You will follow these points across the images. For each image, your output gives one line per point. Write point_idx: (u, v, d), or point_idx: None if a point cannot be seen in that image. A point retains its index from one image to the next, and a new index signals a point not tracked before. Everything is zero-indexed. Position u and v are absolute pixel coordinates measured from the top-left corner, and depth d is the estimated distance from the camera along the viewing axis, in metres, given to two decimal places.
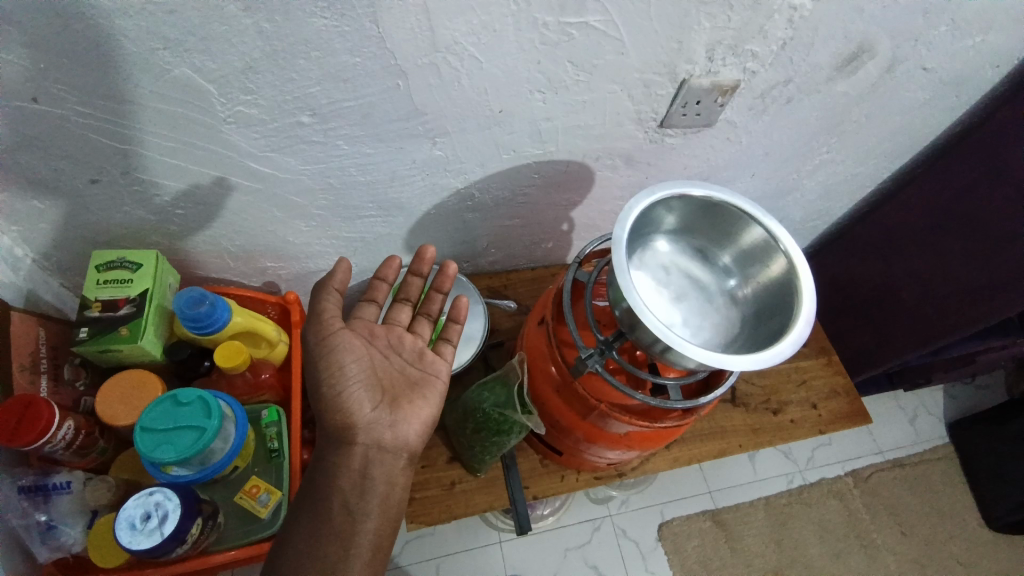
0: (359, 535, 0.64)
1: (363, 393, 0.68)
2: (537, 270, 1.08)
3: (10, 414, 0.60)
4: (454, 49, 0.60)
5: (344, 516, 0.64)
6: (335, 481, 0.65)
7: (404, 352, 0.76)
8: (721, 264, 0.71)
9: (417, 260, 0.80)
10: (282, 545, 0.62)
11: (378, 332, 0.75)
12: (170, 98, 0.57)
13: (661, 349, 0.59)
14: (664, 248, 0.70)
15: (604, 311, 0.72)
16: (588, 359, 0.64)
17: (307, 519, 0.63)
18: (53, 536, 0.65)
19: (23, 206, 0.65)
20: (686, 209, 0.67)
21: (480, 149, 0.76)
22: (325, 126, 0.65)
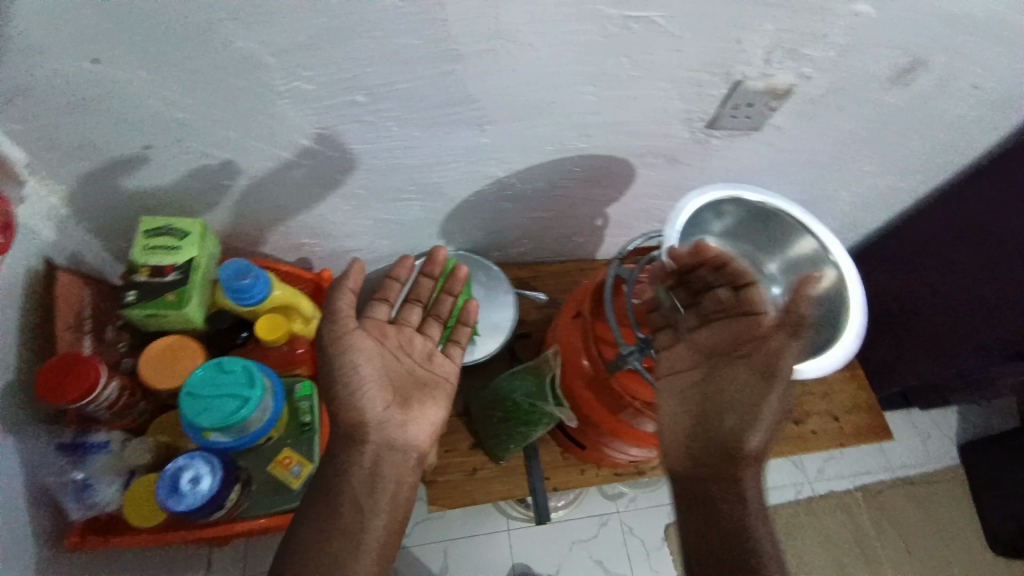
0: (367, 531, 0.64)
1: (375, 393, 0.67)
2: (566, 264, 1.08)
3: (56, 372, 0.59)
4: (514, 36, 0.59)
5: (353, 514, 0.64)
6: (345, 476, 0.65)
7: (413, 353, 0.74)
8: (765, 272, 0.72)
9: (429, 262, 0.78)
10: (291, 535, 0.62)
11: (391, 333, 0.72)
12: (229, 70, 0.57)
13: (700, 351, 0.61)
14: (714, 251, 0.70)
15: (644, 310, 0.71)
16: (628, 356, 0.64)
17: (316, 513, 0.63)
18: (87, 494, 0.67)
19: (75, 167, 0.66)
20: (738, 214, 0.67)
21: (525, 140, 0.75)
22: (376, 108, 0.65)
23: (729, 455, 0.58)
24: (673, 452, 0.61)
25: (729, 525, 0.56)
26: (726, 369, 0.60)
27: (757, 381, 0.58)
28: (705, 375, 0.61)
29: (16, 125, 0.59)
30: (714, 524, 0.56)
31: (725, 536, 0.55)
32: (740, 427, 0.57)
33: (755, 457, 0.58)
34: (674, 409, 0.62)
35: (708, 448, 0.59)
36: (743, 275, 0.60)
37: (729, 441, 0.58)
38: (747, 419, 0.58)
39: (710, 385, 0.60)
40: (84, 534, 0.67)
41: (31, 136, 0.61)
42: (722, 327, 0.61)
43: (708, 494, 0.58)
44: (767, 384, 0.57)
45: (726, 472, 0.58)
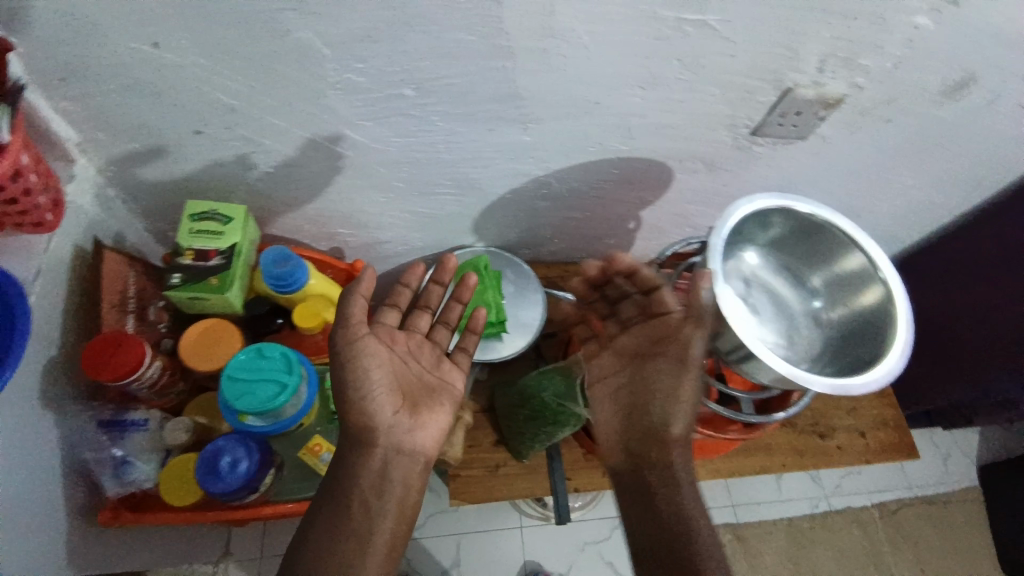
0: (377, 534, 0.63)
1: (385, 397, 0.66)
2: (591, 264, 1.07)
3: (102, 349, 0.61)
4: (567, 36, 0.59)
5: (361, 515, 0.63)
6: (354, 480, 0.64)
7: (421, 359, 0.73)
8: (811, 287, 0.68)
9: (439, 269, 0.75)
10: (302, 535, 0.61)
11: (399, 339, 0.71)
12: (284, 59, 0.57)
13: (737, 357, 0.61)
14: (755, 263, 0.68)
15: None
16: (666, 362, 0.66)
17: (328, 515, 0.62)
18: (124, 472, 0.67)
19: (125, 148, 0.67)
20: (786, 225, 0.64)
21: (566, 140, 0.75)
22: (423, 102, 0.65)
23: (657, 442, 0.64)
24: (612, 449, 0.67)
25: (666, 505, 0.62)
26: (649, 368, 0.65)
27: (672, 372, 0.63)
28: (631, 375, 0.67)
29: (73, 104, 0.60)
30: (653, 508, 0.62)
31: (664, 516, 0.61)
32: (664, 415, 0.63)
33: (682, 439, 0.63)
34: (610, 410, 0.68)
35: (639, 440, 0.65)
36: (646, 282, 0.66)
37: (657, 430, 0.64)
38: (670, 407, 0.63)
39: (635, 384, 0.66)
40: (117, 511, 0.68)
41: (87, 115, 0.62)
42: (639, 331, 0.67)
43: (648, 484, 0.63)
44: (680, 372, 0.63)
45: (657, 456, 0.64)
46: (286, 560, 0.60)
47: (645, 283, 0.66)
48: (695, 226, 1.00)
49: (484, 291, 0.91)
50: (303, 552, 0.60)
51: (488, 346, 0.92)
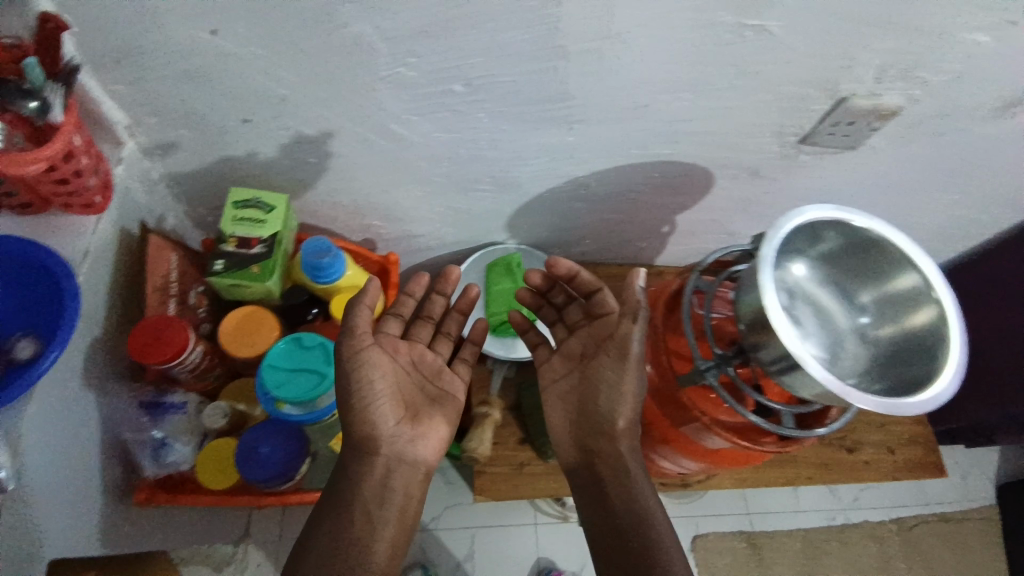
0: (377, 540, 0.63)
1: (387, 406, 0.66)
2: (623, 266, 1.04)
3: (149, 332, 0.62)
4: (624, 37, 0.58)
5: (364, 521, 0.63)
6: (357, 487, 0.64)
7: (423, 369, 0.72)
8: (860, 302, 0.66)
9: (443, 281, 0.74)
10: (306, 538, 0.61)
11: (402, 347, 0.71)
12: (338, 51, 0.57)
13: (778, 369, 0.59)
14: (801, 275, 0.67)
15: (724, 324, 0.69)
16: (706, 372, 0.63)
17: (330, 520, 0.62)
18: (162, 453, 0.68)
19: (172, 133, 0.67)
20: (839, 238, 0.63)
21: (610, 142, 0.74)
22: (471, 98, 0.64)
23: (606, 435, 0.70)
24: (566, 447, 0.74)
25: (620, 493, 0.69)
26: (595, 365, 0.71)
27: (615, 366, 0.69)
28: (581, 375, 0.73)
29: (126, 88, 0.61)
30: (608, 497, 0.69)
31: (615, 504, 0.68)
32: (611, 409, 0.69)
33: (628, 431, 0.69)
34: (562, 409, 0.74)
35: (588, 434, 0.72)
36: (586, 286, 0.74)
37: (607, 424, 0.70)
38: (616, 399, 0.69)
39: (583, 382, 0.73)
40: (153, 491, 0.68)
41: (138, 99, 0.62)
42: (586, 333, 0.75)
43: (599, 475, 0.70)
44: (622, 365, 0.68)
45: (605, 448, 0.70)
46: (291, 560, 0.60)
47: (585, 286, 0.74)
48: (730, 233, 0.99)
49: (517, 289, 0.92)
50: (308, 552, 0.60)
51: (518, 344, 0.93)
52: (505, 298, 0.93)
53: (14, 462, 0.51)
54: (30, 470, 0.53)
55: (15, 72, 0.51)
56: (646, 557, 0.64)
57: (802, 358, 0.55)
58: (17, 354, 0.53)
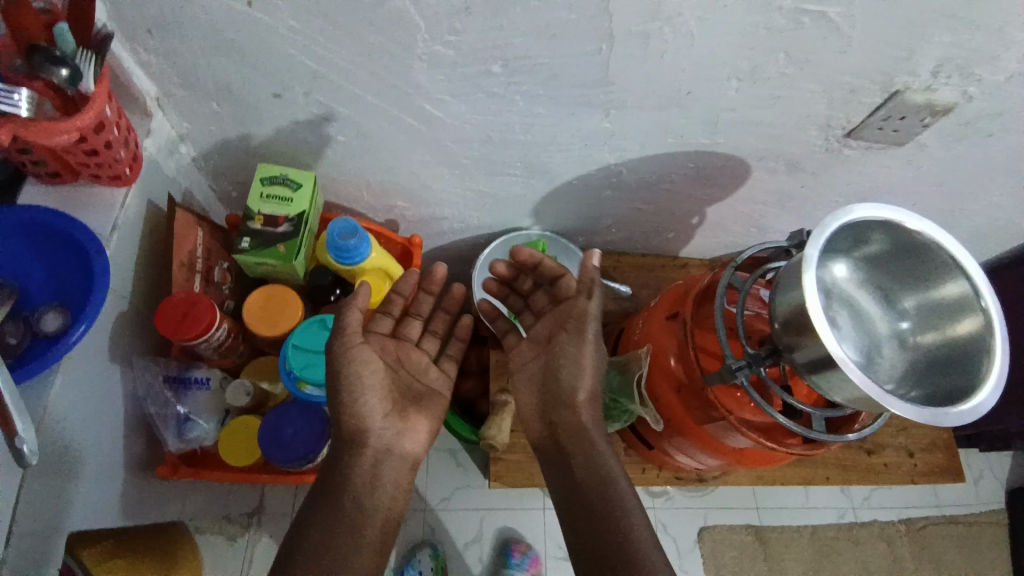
0: (369, 529, 0.61)
1: (376, 402, 0.65)
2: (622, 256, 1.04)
3: (175, 308, 0.61)
4: (674, 20, 0.55)
5: (356, 510, 0.61)
6: (348, 478, 0.62)
7: (410, 367, 0.71)
8: (901, 307, 0.64)
9: (427, 279, 0.74)
10: (302, 526, 0.59)
11: (388, 345, 0.70)
12: (376, 26, 0.55)
13: (809, 369, 0.58)
14: (842, 276, 0.65)
15: (758, 320, 0.68)
16: (738, 371, 0.62)
17: (325, 508, 0.60)
18: (186, 428, 0.67)
19: (201, 106, 0.66)
20: (887, 239, 0.61)
21: (647, 130, 0.72)
22: (509, 79, 0.62)
23: (569, 410, 0.72)
24: (534, 429, 0.75)
25: (590, 482, 0.67)
26: (557, 345, 0.74)
27: (574, 342, 0.72)
28: (542, 354, 0.76)
29: (157, 59, 0.59)
30: (578, 488, 0.67)
31: (579, 474, 0.68)
32: (572, 382, 0.71)
33: (590, 401, 0.71)
34: (529, 388, 0.76)
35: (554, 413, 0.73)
36: (550, 273, 0.75)
37: (568, 397, 0.72)
38: (577, 373, 0.72)
39: (547, 364, 0.74)
40: (175, 465, 0.67)
41: (168, 70, 0.61)
42: (549, 318, 0.77)
43: (564, 447, 0.71)
44: (581, 339, 0.71)
45: (567, 420, 0.72)
46: (285, 549, 0.58)
47: (548, 273, 0.76)
48: (761, 227, 0.96)
49: None
50: (304, 541, 0.57)
51: None
52: None
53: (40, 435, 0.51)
54: (57, 442, 0.54)
55: (46, 39, 0.48)
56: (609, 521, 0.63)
57: (844, 359, 0.54)
58: (45, 327, 0.52)
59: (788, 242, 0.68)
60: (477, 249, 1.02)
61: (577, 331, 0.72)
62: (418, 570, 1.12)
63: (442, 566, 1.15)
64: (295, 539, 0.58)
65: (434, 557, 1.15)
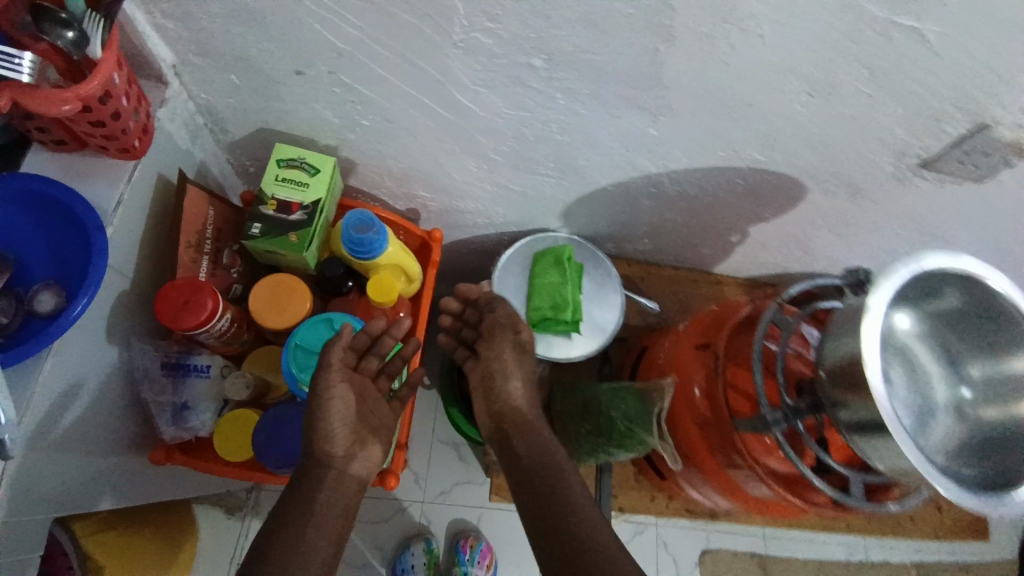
0: (332, 515, 0.57)
1: (343, 425, 0.61)
2: (652, 267, 0.99)
3: (177, 294, 0.58)
4: (745, 23, 0.48)
5: (326, 496, 0.58)
6: (313, 463, 0.59)
7: (369, 400, 0.66)
8: (965, 373, 0.58)
9: (394, 324, 0.70)
10: (277, 522, 0.55)
11: (353, 379, 0.65)
12: (408, 5, 0.49)
13: (848, 420, 0.53)
14: (908, 329, 0.59)
15: (800, 360, 0.62)
16: (773, 424, 0.56)
17: (301, 503, 0.56)
18: (184, 417, 0.65)
19: (220, 77, 0.61)
20: (965, 298, 0.54)
21: (696, 140, 0.65)
22: (550, 74, 0.56)
23: (503, 400, 0.71)
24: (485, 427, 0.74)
25: (535, 462, 0.64)
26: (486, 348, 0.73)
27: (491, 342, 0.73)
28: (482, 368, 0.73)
29: (174, 24, 0.55)
30: (524, 469, 0.64)
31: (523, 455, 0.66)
32: (504, 374, 0.71)
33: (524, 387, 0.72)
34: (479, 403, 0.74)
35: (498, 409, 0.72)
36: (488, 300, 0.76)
37: (500, 389, 0.72)
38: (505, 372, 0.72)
39: (482, 367, 0.73)
40: (169, 452, 0.65)
41: (186, 36, 0.56)
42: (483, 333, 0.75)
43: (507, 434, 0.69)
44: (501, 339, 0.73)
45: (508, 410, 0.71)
46: (258, 544, 0.53)
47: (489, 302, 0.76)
48: (805, 250, 0.89)
49: (563, 285, 0.85)
50: (278, 534, 0.54)
51: (557, 344, 0.86)
52: (549, 293, 0.86)
53: (21, 427, 0.49)
54: (44, 424, 0.51)
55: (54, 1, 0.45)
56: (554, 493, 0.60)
57: (895, 423, 0.48)
58: (37, 307, 0.50)
59: (843, 279, 0.63)
60: (499, 246, 0.97)
61: (496, 333, 0.73)
62: (411, 564, 1.11)
63: (434, 562, 1.13)
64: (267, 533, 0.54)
65: (427, 551, 1.13)
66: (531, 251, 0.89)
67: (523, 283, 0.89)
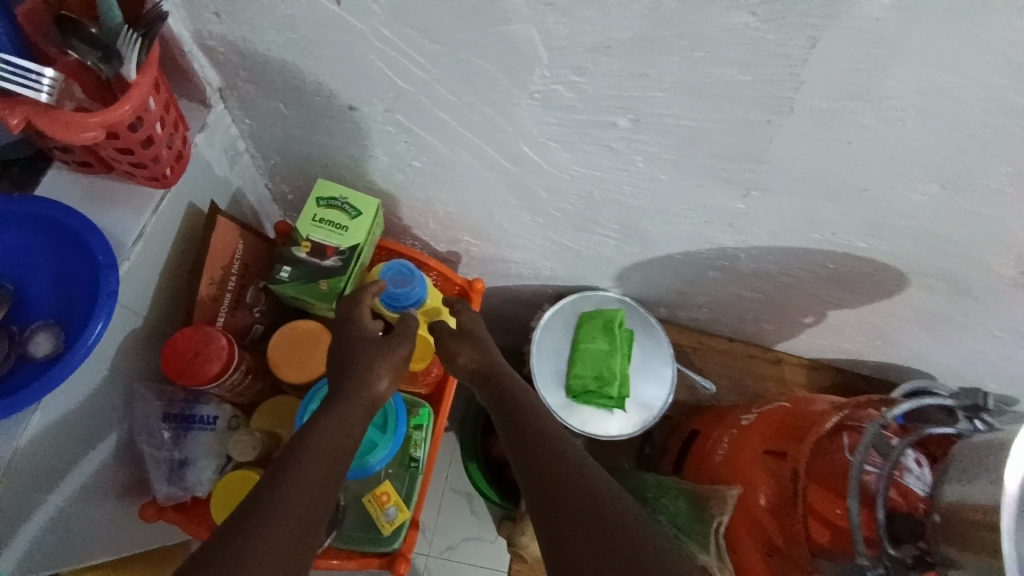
0: (316, 480, 0.46)
1: (362, 398, 0.54)
2: (706, 337, 0.89)
3: (188, 344, 0.53)
4: (883, 104, 0.40)
5: (325, 466, 0.47)
6: (316, 430, 0.50)
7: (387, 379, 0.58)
8: None
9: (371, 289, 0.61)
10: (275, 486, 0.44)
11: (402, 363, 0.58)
12: (484, 50, 0.43)
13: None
14: None
15: (908, 493, 0.52)
16: None
17: (296, 478, 0.45)
18: (181, 475, 0.60)
19: (267, 105, 0.56)
20: None
21: (787, 219, 0.57)
22: (633, 136, 0.49)
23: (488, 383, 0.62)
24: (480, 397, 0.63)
25: (547, 445, 0.53)
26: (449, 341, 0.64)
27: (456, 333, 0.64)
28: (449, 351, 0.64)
29: (223, 47, 0.50)
30: (534, 451, 0.53)
31: (530, 431, 0.55)
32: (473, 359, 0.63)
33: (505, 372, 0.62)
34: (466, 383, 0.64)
35: (487, 390, 0.62)
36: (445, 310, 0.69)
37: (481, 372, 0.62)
38: (477, 356, 0.63)
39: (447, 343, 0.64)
40: (161, 508, 0.59)
41: (236, 61, 0.51)
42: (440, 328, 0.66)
43: (507, 408, 0.59)
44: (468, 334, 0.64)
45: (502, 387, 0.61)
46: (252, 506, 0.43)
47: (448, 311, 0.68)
48: (887, 341, 0.78)
49: (610, 355, 0.77)
50: (271, 496, 0.43)
51: (595, 419, 0.78)
52: (593, 361, 0.78)
53: None
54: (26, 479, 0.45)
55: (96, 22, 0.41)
56: (575, 482, 0.49)
57: (1016, 566, 0.41)
58: (33, 350, 0.44)
59: (955, 402, 0.56)
60: (542, 298, 0.89)
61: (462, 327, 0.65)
62: None
63: None
64: (258, 496, 0.44)
65: None
66: (578, 310, 0.81)
67: (565, 346, 0.81)
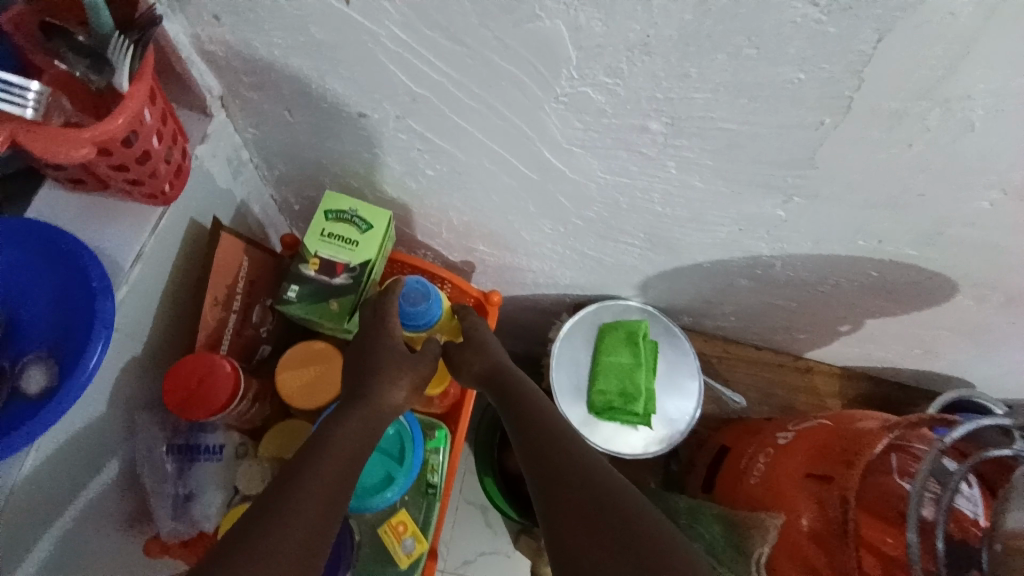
0: (322, 491, 0.43)
1: (374, 415, 0.51)
2: (732, 346, 0.85)
3: (190, 371, 0.50)
4: (953, 104, 0.36)
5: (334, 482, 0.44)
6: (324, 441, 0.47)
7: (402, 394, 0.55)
8: None
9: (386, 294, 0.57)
10: (278, 490, 0.42)
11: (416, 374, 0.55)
12: (509, 51, 0.39)
13: None
14: None
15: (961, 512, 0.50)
16: None
17: (302, 493, 0.42)
18: (187, 509, 0.56)
19: (271, 111, 0.53)
20: None
21: (830, 226, 0.53)
22: (668, 140, 0.45)
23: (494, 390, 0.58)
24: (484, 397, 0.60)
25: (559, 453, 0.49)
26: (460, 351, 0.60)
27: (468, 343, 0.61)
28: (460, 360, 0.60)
29: (224, 51, 0.46)
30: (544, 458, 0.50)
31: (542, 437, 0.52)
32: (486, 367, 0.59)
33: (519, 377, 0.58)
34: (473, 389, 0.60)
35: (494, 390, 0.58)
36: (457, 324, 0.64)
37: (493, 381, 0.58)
38: (488, 364, 0.59)
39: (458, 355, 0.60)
40: (166, 544, 0.56)
41: (238, 66, 0.48)
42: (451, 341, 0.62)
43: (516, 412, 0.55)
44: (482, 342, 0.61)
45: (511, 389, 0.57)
46: (257, 513, 0.41)
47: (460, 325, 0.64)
48: (928, 350, 0.74)
49: (634, 369, 0.74)
50: (277, 510, 0.41)
51: (620, 435, 0.75)
52: (616, 375, 0.74)
53: None
54: None
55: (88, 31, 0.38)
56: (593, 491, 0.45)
57: None
58: (25, 386, 0.41)
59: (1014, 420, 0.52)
60: (559, 307, 0.85)
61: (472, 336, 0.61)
62: None
63: None
64: (264, 510, 0.41)
65: None
66: (599, 321, 0.77)
67: (585, 358, 0.77)
